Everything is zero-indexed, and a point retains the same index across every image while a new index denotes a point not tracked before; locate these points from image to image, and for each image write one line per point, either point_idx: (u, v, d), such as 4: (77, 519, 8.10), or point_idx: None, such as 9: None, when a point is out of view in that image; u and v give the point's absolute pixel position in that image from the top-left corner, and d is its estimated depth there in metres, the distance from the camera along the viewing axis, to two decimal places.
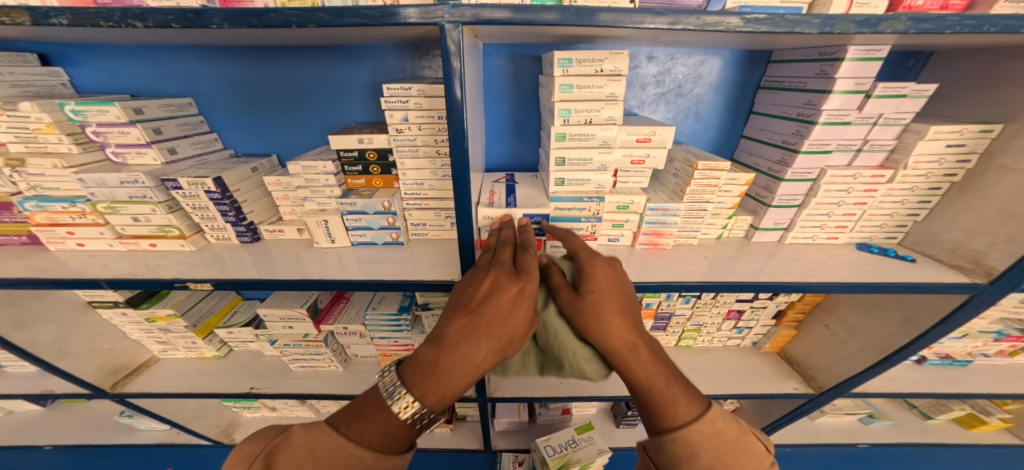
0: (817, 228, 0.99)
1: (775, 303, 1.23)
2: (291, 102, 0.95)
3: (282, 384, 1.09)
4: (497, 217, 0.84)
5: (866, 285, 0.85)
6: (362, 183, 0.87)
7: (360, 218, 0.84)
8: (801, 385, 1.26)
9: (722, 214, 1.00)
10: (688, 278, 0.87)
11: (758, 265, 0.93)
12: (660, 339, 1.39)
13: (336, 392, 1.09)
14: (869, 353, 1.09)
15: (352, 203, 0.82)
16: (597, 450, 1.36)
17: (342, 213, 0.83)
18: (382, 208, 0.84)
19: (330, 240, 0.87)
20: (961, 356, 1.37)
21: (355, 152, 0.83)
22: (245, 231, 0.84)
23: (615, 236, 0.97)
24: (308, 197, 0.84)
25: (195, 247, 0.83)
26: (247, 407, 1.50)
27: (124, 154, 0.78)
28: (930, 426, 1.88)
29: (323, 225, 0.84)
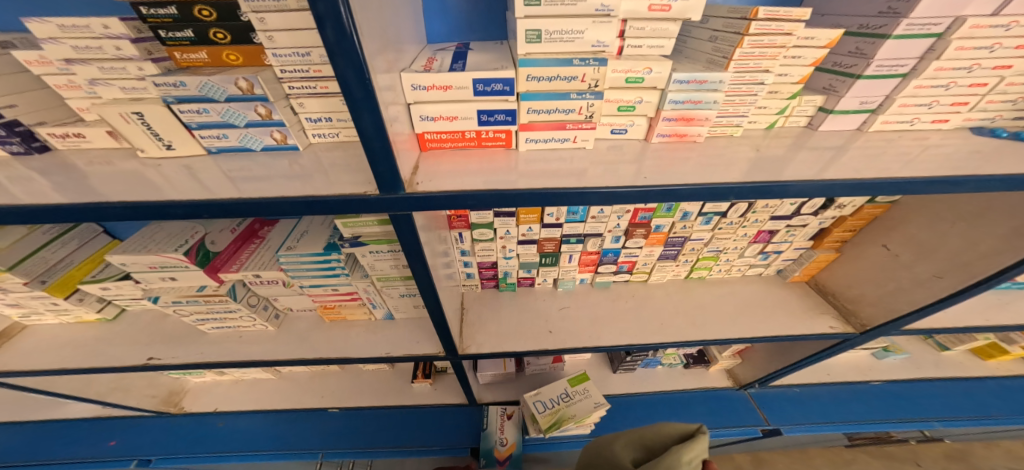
0: (923, 107, 0.68)
1: (819, 220, 0.98)
2: None
3: (190, 352, 0.86)
4: (437, 86, 0.55)
5: (974, 181, 0.58)
6: (203, 58, 0.54)
7: (205, 109, 0.53)
8: (838, 323, 1.04)
9: (783, 92, 0.67)
10: (726, 181, 0.58)
11: (823, 163, 0.64)
12: (669, 270, 1.17)
13: (270, 357, 0.87)
14: (945, 279, 0.86)
15: (177, 84, 0.50)
16: (593, 404, 1.20)
17: (168, 101, 0.52)
18: (240, 92, 0.53)
19: (162, 145, 0.56)
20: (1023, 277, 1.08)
21: (174, 7, 0.49)
22: (6, 136, 0.53)
23: (622, 127, 0.67)
24: (99, 80, 0.53)
25: None
26: (190, 373, 1.32)
27: None
28: (945, 358, 1.74)
29: (138, 122, 0.53)
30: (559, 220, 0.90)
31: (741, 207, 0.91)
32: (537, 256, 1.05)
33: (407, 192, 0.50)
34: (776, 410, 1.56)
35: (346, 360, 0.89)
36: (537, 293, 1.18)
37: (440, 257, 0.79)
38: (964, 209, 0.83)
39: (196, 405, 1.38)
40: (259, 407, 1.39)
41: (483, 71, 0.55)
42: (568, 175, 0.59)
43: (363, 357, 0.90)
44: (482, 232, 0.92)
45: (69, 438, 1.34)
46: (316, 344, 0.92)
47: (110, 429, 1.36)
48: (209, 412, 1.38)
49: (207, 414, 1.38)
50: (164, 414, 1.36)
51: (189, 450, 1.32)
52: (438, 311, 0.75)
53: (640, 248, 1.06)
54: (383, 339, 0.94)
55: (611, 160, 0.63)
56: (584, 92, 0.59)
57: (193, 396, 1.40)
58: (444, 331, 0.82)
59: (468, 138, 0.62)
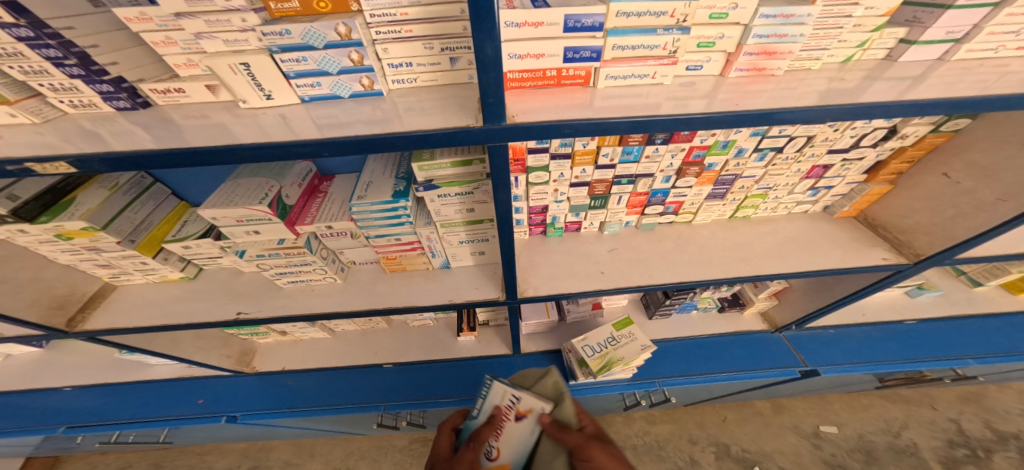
0: (1010, 34, 0.65)
1: (876, 152, 0.98)
2: None
3: (269, 306, 0.92)
4: (529, 23, 0.54)
5: None
6: (296, 7, 0.52)
7: (305, 57, 0.54)
8: (890, 254, 1.06)
9: (867, 26, 0.64)
10: (811, 105, 0.60)
11: (902, 88, 0.64)
12: (715, 210, 1.18)
13: (342, 307, 0.93)
14: (1011, 201, 0.85)
15: (283, 32, 0.51)
16: (640, 346, 1.25)
17: (273, 51, 0.53)
18: (337, 38, 0.53)
19: (263, 95, 0.57)
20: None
21: None
22: (114, 92, 0.57)
23: (698, 64, 0.64)
24: (204, 33, 0.52)
25: (39, 119, 0.57)
26: (257, 334, 1.43)
27: None
28: (979, 293, 1.77)
29: (245, 72, 0.54)
30: (614, 161, 0.92)
31: (795, 138, 0.91)
32: (588, 198, 1.05)
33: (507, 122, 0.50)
34: (810, 350, 1.59)
35: (413, 308, 0.94)
36: (584, 237, 1.20)
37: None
38: None
39: (265, 364, 1.49)
40: (322, 366, 1.49)
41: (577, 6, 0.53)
42: (650, 107, 0.58)
43: (429, 305, 0.94)
44: (538, 175, 0.93)
45: (157, 397, 1.46)
46: (383, 295, 0.98)
47: (196, 388, 1.48)
48: (277, 370, 1.48)
49: (276, 373, 1.48)
50: (239, 373, 1.47)
51: (265, 405, 1.44)
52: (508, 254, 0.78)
53: (691, 188, 1.06)
54: (443, 288, 0.98)
55: (689, 93, 0.63)
56: (671, 28, 0.57)
57: (262, 356, 1.51)
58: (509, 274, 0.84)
59: (548, 77, 0.60)
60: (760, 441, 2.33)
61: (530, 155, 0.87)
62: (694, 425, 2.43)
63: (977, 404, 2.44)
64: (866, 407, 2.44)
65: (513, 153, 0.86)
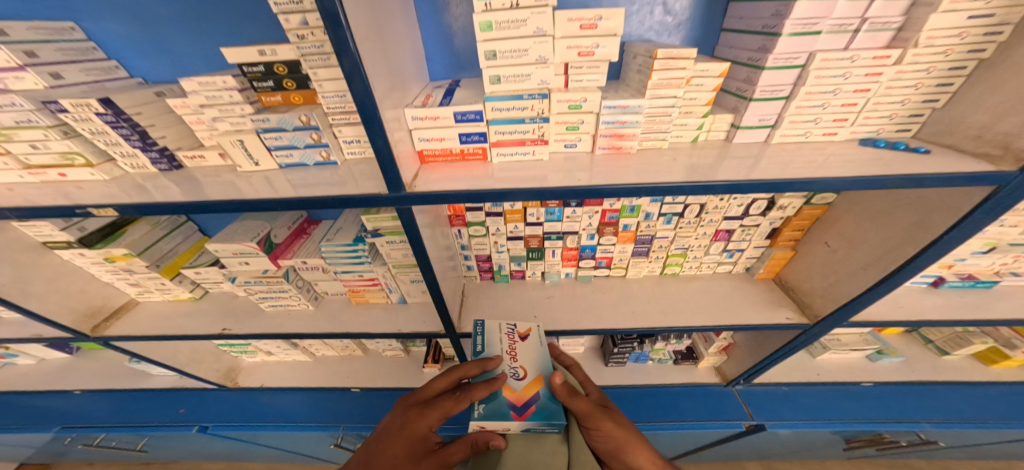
0: (810, 123, 0.89)
1: (768, 220, 1.15)
2: (194, 21, 0.93)
3: (252, 324, 1.13)
4: (428, 117, 0.78)
5: (851, 181, 0.76)
6: (278, 100, 0.81)
7: (280, 136, 0.80)
8: (794, 314, 1.21)
9: (696, 112, 0.89)
10: (652, 180, 0.79)
11: (744, 170, 0.82)
12: (643, 268, 1.36)
13: (309, 329, 1.13)
14: (870, 270, 1.00)
15: (264, 119, 0.78)
16: None
17: (258, 131, 0.79)
18: (301, 123, 0.79)
19: (253, 163, 0.84)
20: (986, 276, 1.35)
21: (261, 66, 0.77)
22: (159, 158, 0.83)
23: (572, 141, 0.88)
24: (219, 117, 0.80)
25: (108, 176, 0.83)
26: (244, 352, 1.62)
27: (3, 79, 0.79)
28: (946, 362, 1.75)
29: (240, 145, 0.81)
30: (540, 219, 1.13)
31: (693, 211, 1.10)
32: (524, 250, 1.26)
33: (407, 191, 0.73)
34: (761, 405, 1.64)
35: (364, 334, 1.12)
36: (527, 285, 1.39)
37: (442, 248, 1.03)
38: (876, 205, 0.98)
39: (248, 381, 1.67)
40: (299, 385, 1.65)
41: (460, 105, 0.78)
42: (530, 180, 0.80)
43: (380, 333, 1.12)
44: (476, 229, 1.16)
45: (146, 404, 1.64)
46: (345, 321, 1.17)
47: (179, 399, 1.65)
48: (256, 387, 1.65)
49: (255, 389, 1.65)
50: (222, 387, 1.65)
51: (238, 418, 1.59)
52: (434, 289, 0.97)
53: (614, 245, 1.25)
54: (395, 319, 1.18)
55: (561, 170, 0.84)
56: (534, 118, 0.81)
57: (246, 373, 1.70)
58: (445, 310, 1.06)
59: (454, 153, 0.86)
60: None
61: (469, 212, 1.10)
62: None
63: None
64: None
65: (454, 210, 1.09)
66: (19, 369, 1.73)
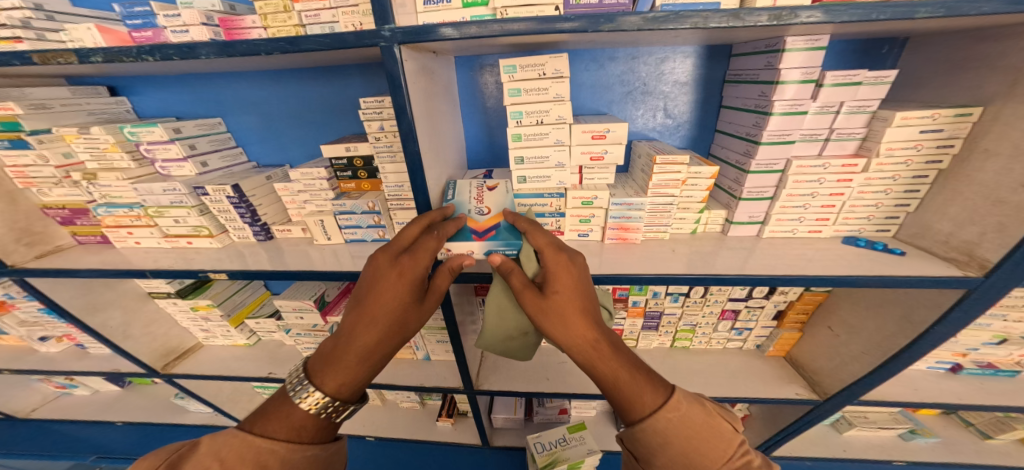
0: (795, 222, 1.02)
1: (772, 303, 1.24)
2: (299, 117, 1.17)
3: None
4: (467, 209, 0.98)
5: (836, 278, 0.87)
6: (353, 186, 1.02)
7: (350, 217, 0.99)
8: (804, 390, 1.24)
9: (692, 207, 1.04)
10: (655, 271, 0.91)
11: (739, 261, 0.95)
12: (653, 340, 1.44)
13: None
14: (870, 356, 1.07)
15: (342, 204, 0.97)
16: (586, 450, 1.38)
17: (336, 214, 0.99)
18: (367, 208, 0.98)
19: (326, 237, 1.03)
20: (1005, 365, 1.33)
21: (344, 160, 0.98)
22: (260, 230, 1.03)
23: (585, 231, 1.03)
24: (308, 200, 1.01)
25: (221, 244, 1.04)
26: (275, 394, 1.71)
27: (169, 168, 1.00)
28: (990, 446, 1.65)
29: (320, 224, 1.01)
30: None
31: (699, 293, 1.20)
32: None
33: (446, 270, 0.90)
34: None
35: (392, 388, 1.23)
36: (543, 349, 1.49)
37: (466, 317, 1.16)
38: (868, 297, 1.07)
39: None
40: None
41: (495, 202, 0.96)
42: None
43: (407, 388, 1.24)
44: None
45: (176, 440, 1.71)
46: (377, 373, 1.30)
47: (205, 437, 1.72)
48: None
49: None
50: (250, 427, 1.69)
51: None
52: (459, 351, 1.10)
53: (625, 318, 1.34)
54: (421, 374, 1.33)
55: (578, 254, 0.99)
56: (550, 214, 1.00)
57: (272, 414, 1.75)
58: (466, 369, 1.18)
59: None
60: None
61: None
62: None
63: None
64: None
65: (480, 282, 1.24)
66: (76, 399, 1.90)
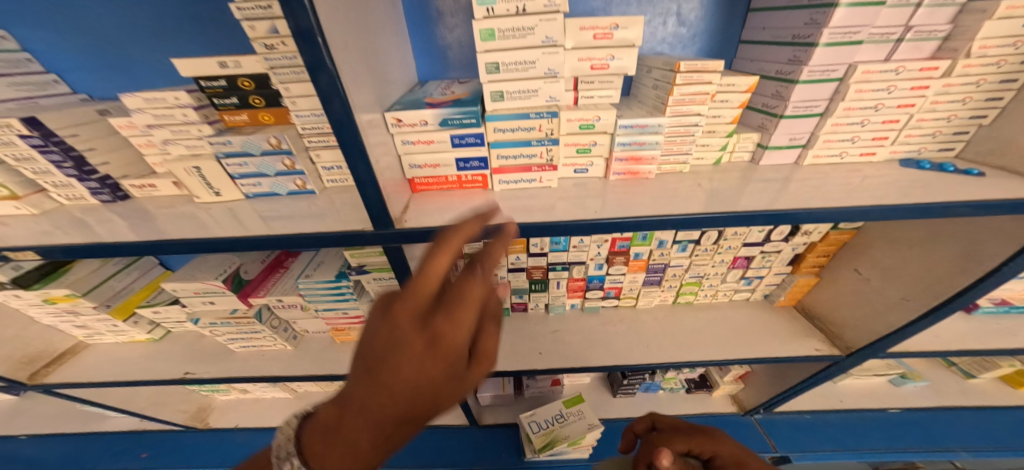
0: (846, 142, 0.79)
1: (790, 245, 1.04)
2: (142, 27, 0.84)
3: (228, 365, 1.03)
4: (421, 141, 0.67)
5: (902, 207, 0.66)
6: (244, 119, 0.71)
7: (245, 162, 0.69)
8: (824, 346, 1.10)
9: (720, 130, 0.79)
10: (672, 210, 0.68)
11: (767, 196, 0.72)
12: (654, 296, 1.25)
13: (286, 373, 1.02)
14: (912, 302, 0.91)
15: (226, 142, 0.67)
16: (587, 425, 1.31)
17: (217, 156, 0.68)
18: (270, 147, 0.68)
19: (213, 192, 0.73)
20: (1018, 300, 1.17)
21: (223, 80, 0.66)
22: (100, 188, 0.74)
23: (583, 166, 0.78)
24: (171, 140, 0.69)
25: (36, 210, 0.74)
26: (216, 391, 1.54)
27: None
28: (971, 386, 1.66)
29: (197, 173, 0.70)
30: (544, 250, 1.01)
31: (710, 235, 1.00)
32: (527, 282, 1.15)
33: (397, 229, 0.62)
34: (783, 435, 1.58)
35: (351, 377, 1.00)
36: (529, 318, 1.28)
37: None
38: (917, 233, 0.89)
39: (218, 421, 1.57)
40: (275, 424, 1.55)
41: (461, 129, 0.67)
42: (534, 211, 0.70)
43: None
44: (475, 259, 1.01)
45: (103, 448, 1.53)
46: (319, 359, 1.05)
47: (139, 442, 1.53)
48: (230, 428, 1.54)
49: (228, 431, 1.53)
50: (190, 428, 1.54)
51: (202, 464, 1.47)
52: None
53: (625, 275, 1.15)
54: None
55: (573, 196, 0.74)
56: (542, 140, 0.71)
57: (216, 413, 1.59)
58: None
59: (450, 181, 0.75)
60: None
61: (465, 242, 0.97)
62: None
63: None
64: None
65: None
66: None
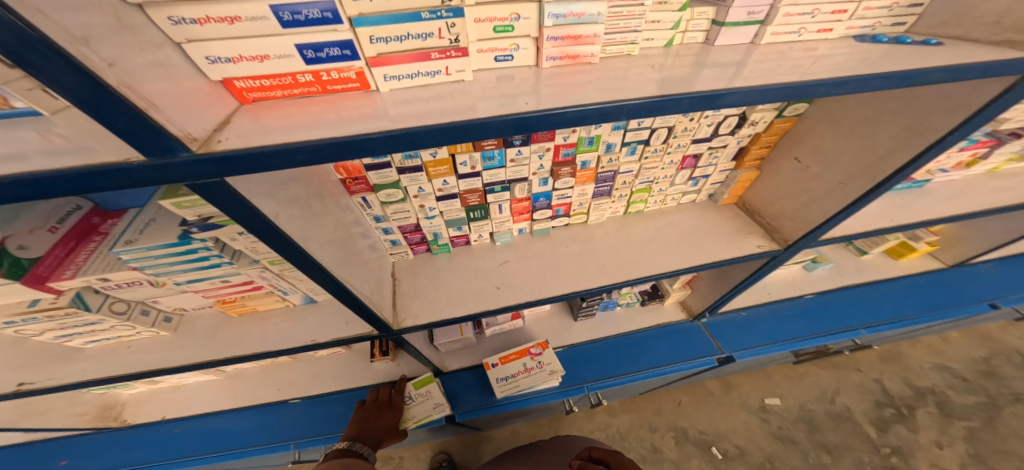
0: (806, 16, 0.67)
1: (736, 139, 1.02)
2: None
3: (113, 367, 0.85)
4: (212, 19, 0.41)
5: (856, 80, 0.58)
6: None
7: None
8: (765, 242, 1.14)
9: (671, 4, 0.63)
10: (583, 100, 0.53)
11: (718, 75, 0.62)
12: (607, 208, 1.21)
13: (172, 363, 0.85)
14: (850, 185, 0.89)
15: None
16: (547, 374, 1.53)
17: None
18: None
19: None
20: (921, 177, 1.25)
21: None
22: None
23: (506, 52, 0.56)
24: None
25: None
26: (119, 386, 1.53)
27: None
28: (865, 261, 1.88)
29: None
30: (476, 169, 0.83)
31: (660, 129, 0.93)
32: (463, 210, 0.96)
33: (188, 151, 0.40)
34: (725, 336, 1.75)
35: (269, 352, 0.86)
36: (473, 252, 1.15)
37: (331, 231, 0.72)
38: (857, 112, 0.85)
39: (139, 415, 1.58)
40: (209, 408, 1.61)
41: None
42: (435, 115, 0.48)
43: (288, 347, 0.87)
44: (389, 193, 0.77)
45: (14, 459, 1.57)
46: (223, 343, 0.91)
47: (56, 451, 1.57)
48: (158, 419, 1.58)
49: (159, 422, 1.59)
50: (108, 427, 1.56)
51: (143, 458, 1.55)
52: (343, 283, 0.71)
53: (572, 189, 1.05)
54: (308, 329, 0.93)
55: (491, 92, 0.54)
56: (438, 10, 0.47)
57: (133, 408, 1.60)
58: (363, 310, 0.80)
59: (305, 83, 0.50)
60: (715, 422, 2.39)
61: (372, 172, 0.70)
62: (652, 413, 2.47)
63: (892, 363, 2.60)
64: (803, 375, 2.56)
65: (346, 172, 0.70)
66: None
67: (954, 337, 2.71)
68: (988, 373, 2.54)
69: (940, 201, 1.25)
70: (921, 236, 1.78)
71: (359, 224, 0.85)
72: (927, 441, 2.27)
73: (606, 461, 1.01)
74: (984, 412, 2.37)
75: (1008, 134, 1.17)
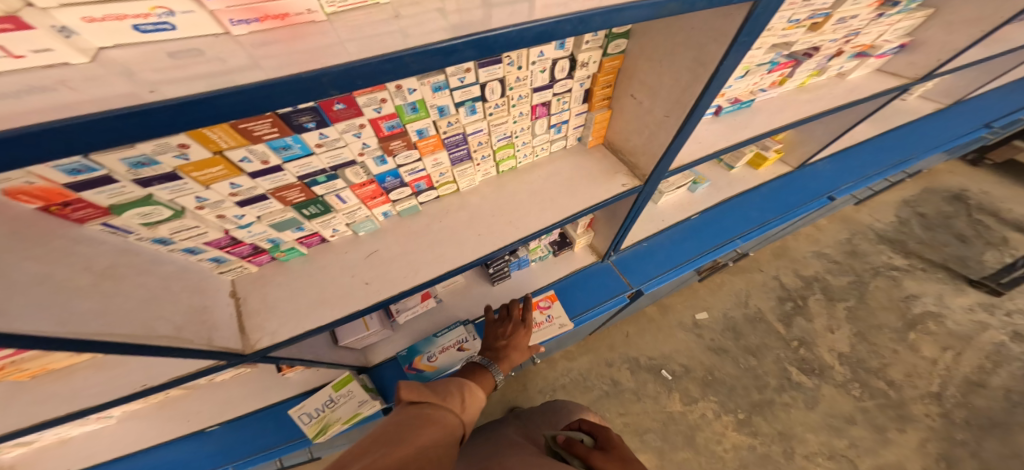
0: None
1: (577, 82, 1.00)
2: None
3: None
4: None
5: (618, 9, 0.55)
6: None
7: None
8: (629, 180, 1.17)
9: None
10: (319, 64, 0.42)
11: (483, 15, 0.54)
12: (473, 174, 1.15)
13: None
14: (672, 117, 0.93)
15: None
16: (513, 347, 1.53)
17: None
18: None
19: None
20: (747, 97, 1.33)
21: None
22: None
23: (155, 19, 0.40)
24: None
25: None
26: None
27: None
28: (734, 176, 2.07)
29: None
30: (272, 162, 0.68)
31: (491, 85, 0.88)
32: (290, 210, 0.83)
33: None
34: (633, 270, 1.88)
35: (101, 405, 0.79)
36: (335, 248, 1.06)
37: (29, 283, 0.49)
38: (660, 44, 0.87)
39: None
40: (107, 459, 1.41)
41: None
42: (55, 108, 0.33)
43: (116, 397, 0.79)
44: (154, 213, 0.63)
45: None
46: (32, 407, 0.80)
47: None
48: None
49: None
50: None
51: None
52: (83, 339, 0.52)
53: (422, 161, 0.97)
54: (146, 367, 0.84)
55: (171, 73, 0.39)
56: None
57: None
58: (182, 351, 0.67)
59: None
60: (659, 347, 2.65)
61: (92, 193, 0.55)
62: (606, 349, 2.65)
63: (783, 257, 3.02)
64: (721, 285, 2.89)
65: (43, 199, 0.52)
66: None
67: (822, 225, 3.19)
68: (852, 252, 3.04)
69: (767, 117, 1.36)
70: (770, 145, 1.97)
71: (122, 252, 0.67)
72: (823, 329, 2.68)
73: (595, 437, 0.86)
74: (856, 289, 2.85)
75: (803, 54, 1.31)
